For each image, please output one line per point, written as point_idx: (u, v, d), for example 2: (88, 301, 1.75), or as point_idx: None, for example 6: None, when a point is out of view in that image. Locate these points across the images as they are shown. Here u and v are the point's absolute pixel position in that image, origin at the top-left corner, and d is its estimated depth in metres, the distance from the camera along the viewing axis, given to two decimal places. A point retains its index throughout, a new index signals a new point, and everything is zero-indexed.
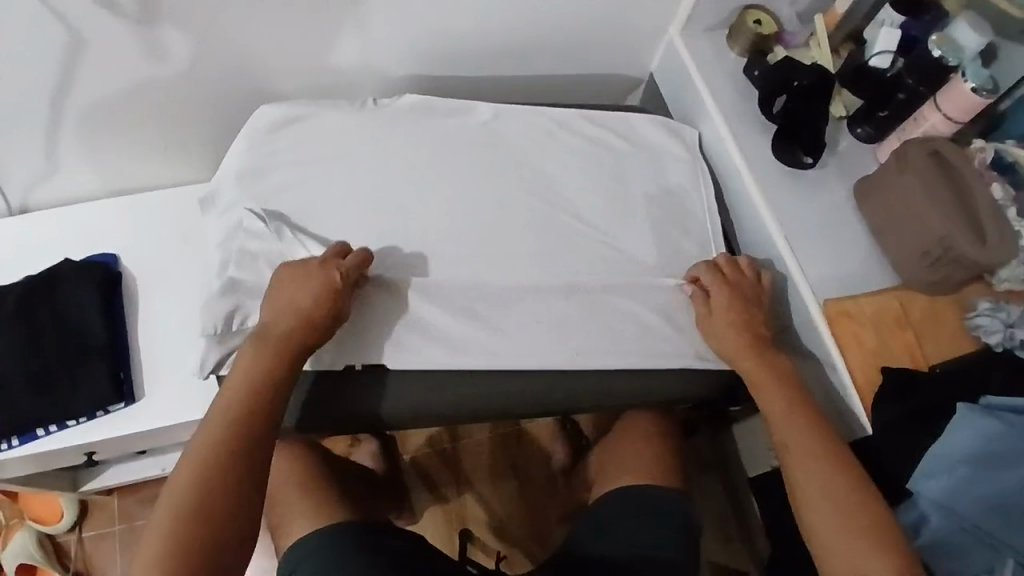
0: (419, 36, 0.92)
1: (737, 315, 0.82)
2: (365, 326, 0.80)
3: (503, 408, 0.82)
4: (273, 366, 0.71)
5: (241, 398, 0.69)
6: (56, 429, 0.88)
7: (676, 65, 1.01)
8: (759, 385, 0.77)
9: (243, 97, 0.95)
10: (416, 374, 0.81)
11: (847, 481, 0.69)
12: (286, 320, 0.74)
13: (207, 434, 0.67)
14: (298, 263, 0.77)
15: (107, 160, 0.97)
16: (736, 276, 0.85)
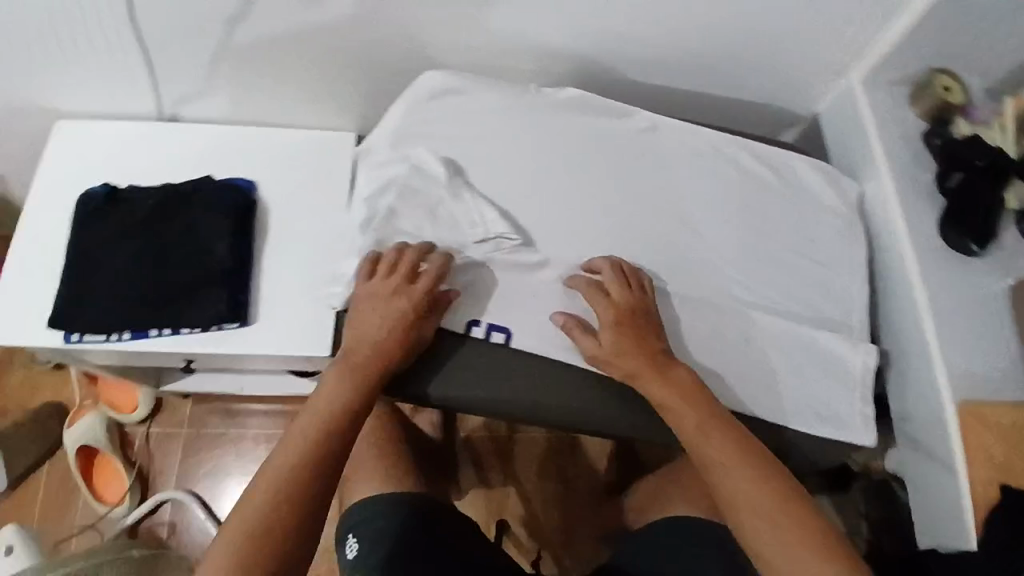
0: (590, 28, 0.87)
1: (621, 333, 0.75)
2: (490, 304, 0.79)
3: (611, 427, 0.79)
4: (349, 392, 0.71)
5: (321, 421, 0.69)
6: (168, 333, 0.89)
7: (848, 112, 0.93)
8: (667, 407, 0.71)
9: (397, 53, 0.92)
10: (501, 362, 0.78)
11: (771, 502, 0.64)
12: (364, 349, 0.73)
13: (284, 458, 0.66)
14: (372, 288, 0.76)
15: (253, 87, 0.98)
16: (615, 287, 0.77)
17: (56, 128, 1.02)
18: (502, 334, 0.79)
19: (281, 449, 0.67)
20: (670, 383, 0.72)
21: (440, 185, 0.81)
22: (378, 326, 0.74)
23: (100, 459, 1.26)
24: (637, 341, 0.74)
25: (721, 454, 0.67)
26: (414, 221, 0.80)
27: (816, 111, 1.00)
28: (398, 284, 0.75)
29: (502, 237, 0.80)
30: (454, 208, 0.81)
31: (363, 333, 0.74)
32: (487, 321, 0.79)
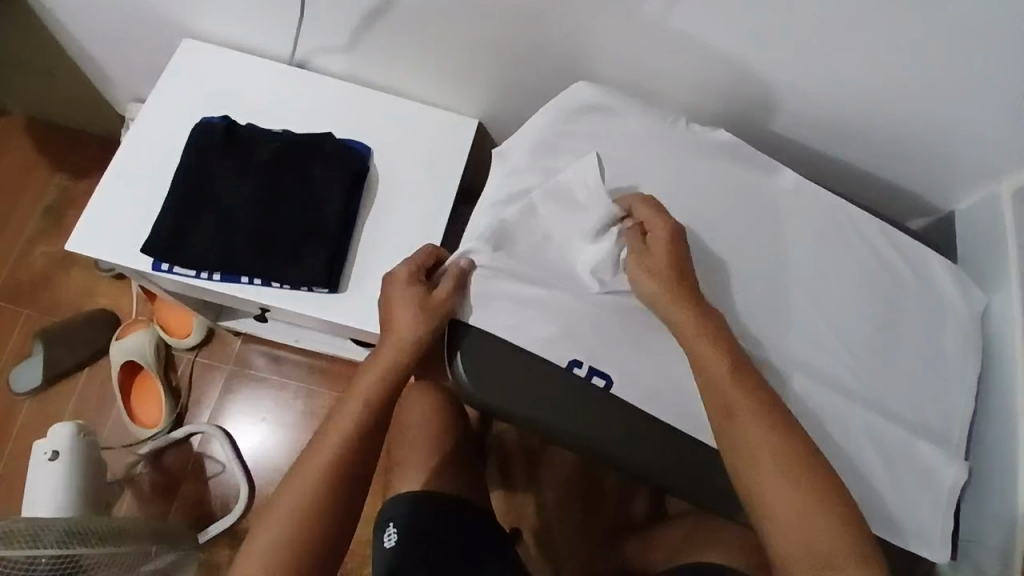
0: (753, 73, 0.85)
1: (668, 253, 0.75)
2: (595, 345, 0.75)
3: (696, 492, 0.72)
4: (354, 422, 0.73)
5: (330, 453, 0.72)
6: (258, 283, 0.88)
7: (988, 218, 0.89)
8: (686, 332, 0.73)
9: (547, 52, 0.90)
10: (554, 383, 0.71)
11: (766, 428, 0.70)
12: (364, 382, 0.75)
13: (300, 487, 0.71)
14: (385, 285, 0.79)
15: (391, 51, 0.96)
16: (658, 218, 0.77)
17: (185, 46, 1.01)
18: (603, 379, 0.73)
19: (298, 476, 0.72)
20: (705, 326, 0.73)
21: (583, 211, 0.78)
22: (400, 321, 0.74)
23: (142, 376, 1.26)
24: (679, 272, 0.74)
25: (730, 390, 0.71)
26: (544, 240, 0.77)
27: (954, 207, 0.96)
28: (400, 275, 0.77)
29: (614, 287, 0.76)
30: (588, 237, 0.77)
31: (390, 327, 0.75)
32: (588, 363, 0.74)
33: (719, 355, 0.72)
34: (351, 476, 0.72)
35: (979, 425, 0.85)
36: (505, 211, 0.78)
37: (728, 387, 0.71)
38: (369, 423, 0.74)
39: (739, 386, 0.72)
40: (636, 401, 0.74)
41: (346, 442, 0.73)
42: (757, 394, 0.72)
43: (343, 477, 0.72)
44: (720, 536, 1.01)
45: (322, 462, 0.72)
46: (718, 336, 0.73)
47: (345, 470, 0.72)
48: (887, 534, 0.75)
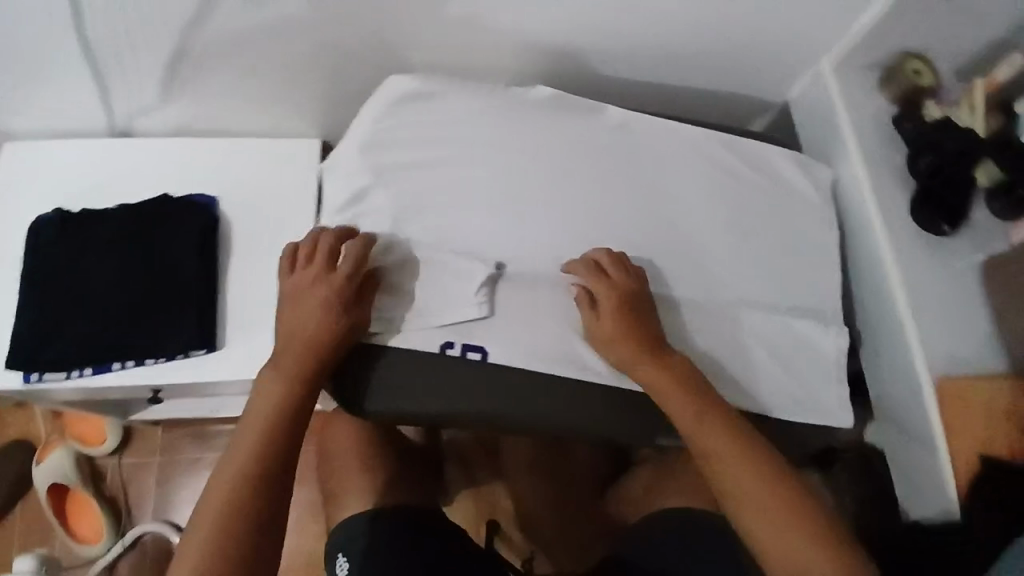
0: (558, 27, 0.86)
1: (623, 323, 0.75)
2: (467, 323, 0.76)
3: (606, 431, 0.77)
4: (267, 437, 0.67)
5: (244, 470, 0.65)
6: (133, 365, 0.86)
7: (822, 100, 0.93)
8: (661, 392, 0.73)
9: (362, 60, 0.90)
10: (444, 374, 0.74)
11: (728, 448, 0.70)
12: (261, 407, 0.68)
13: (212, 505, 0.63)
14: (300, 277, 0.73)
15: (212, 98, 0.95)
16: (594, 282, 0.77)
17: (1, 149, 0.97)
18: (477, 353, 0.75)
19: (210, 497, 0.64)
20: (665, 380, 0.73)
21: (426, 203, 0.78)
22: (308, 307, 0.71)
23: (73, 496, 1.21)
24: (631, 321, 0.75)
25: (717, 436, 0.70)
26: (398, 250, 0.77)
27: (786, 100, 1.01)
28: (324, 269, 0.73)
29: (463, 269, 0.77)
30: (439, 233, 0.78)
31: (295, 316, 0.72)
32: (462, 341, 0.75)
33: (676, 397, 0.72)
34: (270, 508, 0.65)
35: (855, 289, 0.92)
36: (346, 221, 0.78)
37: (697, 430, 0.71)
38: (283, 435, 0.67)
39: (693, 419, 0.71)
40: (524, 364, 0.76)
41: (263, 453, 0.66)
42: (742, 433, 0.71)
43: (263, 493, 0.65)
44: (679, 472, 1.03)
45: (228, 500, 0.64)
46: (694, 383, 0.73)
47: (263, 484, 0.65)
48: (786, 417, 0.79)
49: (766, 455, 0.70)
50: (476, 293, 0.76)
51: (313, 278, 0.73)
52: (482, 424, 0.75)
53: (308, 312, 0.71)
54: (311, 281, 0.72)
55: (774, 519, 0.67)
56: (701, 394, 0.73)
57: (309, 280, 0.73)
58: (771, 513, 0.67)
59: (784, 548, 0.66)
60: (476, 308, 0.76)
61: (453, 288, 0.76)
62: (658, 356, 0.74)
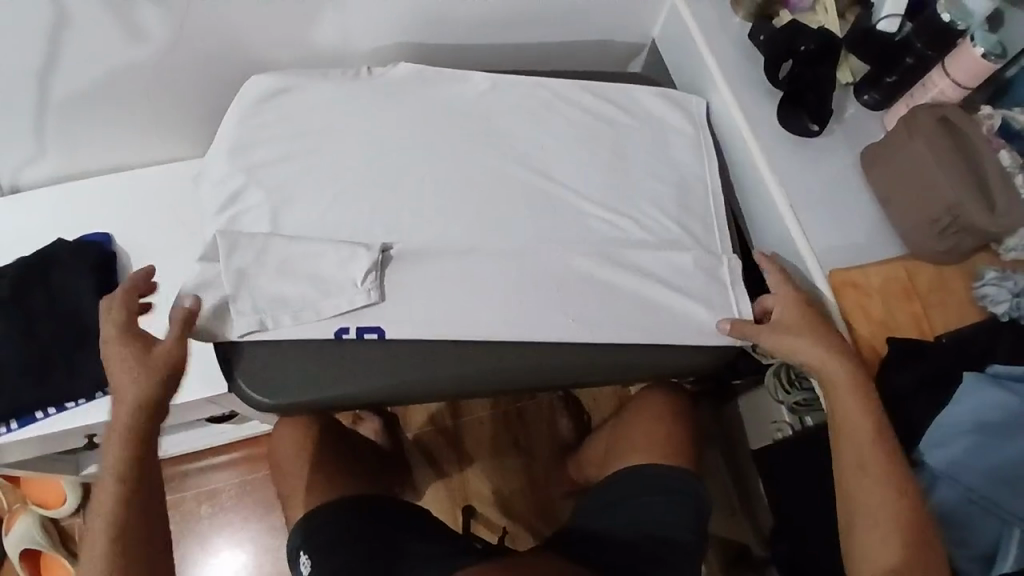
0: (412, 4, 0.90)
1: (814, 330, 0.77)
2: (357, 309, 0.77)
3: (519, 377, 0.78)
4: (123, 488, 0.68)
5: (114, 523, 0.67)
6: (55, 412, 0.87)
7: (678, 32, 1.02)
8: (834, 400, 0.75)
9: (234, 71, 0.94)
10: (341, 356, 0.76)
11: (880, 455, 0.73)
12: (109, 470, 0.69)
13: (88, 569, 0.66)
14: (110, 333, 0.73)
15: (93, 138, 0.96)
16: (783, 288, 0.81)
17: None
18: (375, 332, 0.76)
19: (87, 563, 0.66)
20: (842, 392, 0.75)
21: (303, 192, 0.81)
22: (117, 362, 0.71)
23: (43, 559, 1.21)
24: (819, 325, 0.78)
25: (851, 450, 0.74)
26: (278, 244, 0.77)
27: (652, 38, 1.08)
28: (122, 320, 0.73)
29: (345, 250, 0.78)
30: (318, 223, 0.80)
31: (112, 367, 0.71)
32: (355, 325, 0.76)
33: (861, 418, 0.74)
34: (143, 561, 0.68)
35: (743, 204, 0.96)
36: (221, 219, 0.79)
37: (861, 446, 0.74)
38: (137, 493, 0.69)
39: (862, 431, 0.74)
40: (420, 336, 0.77)
41: (125, 498, 0.68)
42: (886, 440, 0.74)
43: (130, 545, 0.67)
44: (632, 416, 1.08)
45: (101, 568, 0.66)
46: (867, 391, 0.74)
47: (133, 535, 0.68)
48: (685, 334, 0.82)
49: (890, 467, 0.73)
50: (363, 280, 0.77)
51: (125, 325, 0.73)
52: (390, 401, 0.76)
53: (122, 368, 0.71)
54: (121, 330, 0.72)
55: (865, 516, 0.73)
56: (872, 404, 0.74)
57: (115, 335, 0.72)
58: (868, 514, 0.73)
59: (876, 541, 0.72)
60: (365, 295, 0.76)
61: (337, 275, 0.77)
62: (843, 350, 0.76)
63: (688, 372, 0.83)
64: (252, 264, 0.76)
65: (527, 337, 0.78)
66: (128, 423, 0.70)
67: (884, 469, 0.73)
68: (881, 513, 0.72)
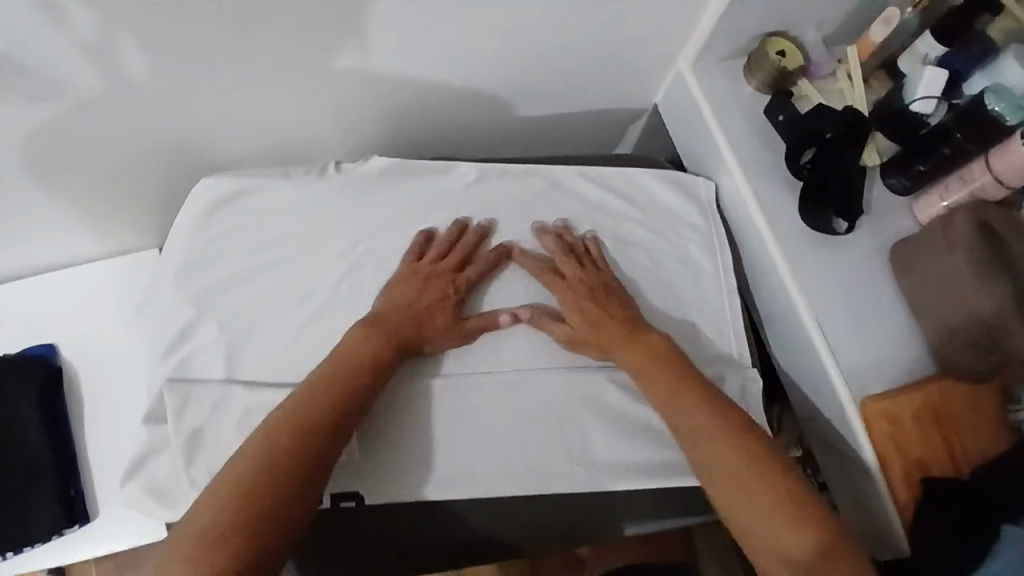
0: (386, 85, 0.80)
1: (583, 309, 0.74)
2: (334, 468, 0.69)
3: (544, 529, 0.73)
4: (336, 402, 0.64)
5: (303, 430, 0.61)
6: (11, 555, 0.82)
7: (683, 102, 0.92)
8: (643, 374, 0.71)
9: (186, 163, 0.83)
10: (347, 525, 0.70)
11: (704, 410, 0.68)
12: (325, 372, 0.65)
13: (246, 463, 0.59)
14: (422, 264, 0.74)
15: (27, 240, 0.85)
16: (566, 264, 0.76)
17: None
18: (352, 501, 0.69)
19: (248, 450, 0.60)
20: (635, 350, 0.72)
21: (267, 323, 0.71)
22: (416, 285, 0.72)
23: None
24: (593, 296, 0.75)
25: (676, 414, 0.68)
26: (237, 396, 0.68)
27: (653, 103, 0.98)
28: (438, 258, 0.75)
29: None
30: (282, 360, 0.70)
31: (409, 287, 0.72)
32: (332, 491, 0.69)
33: (663, 383, 0.70)
34: (306, 466, 0.60)
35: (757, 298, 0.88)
36: (170, 360, 0.70)
37: (669, 403, 0.69)
38: (354, 404, 0.64)
39: (663, 396, 0.69)
40: (410, 496, 0.70)
41: (289, 450, 0.60)
42: (699, 390, 0.69)
43: (309, 458, 0.60)
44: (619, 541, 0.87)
45: (258, 466, 0.58)
46: (665, 351, 0.72)
47: (312, 447, 0.61)
48: (688, 480, 0.74)
49: (725, 421, 0.67)
50: None
51: (413, 277, 0.73)
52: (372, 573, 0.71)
53: (414, 289, 0.72)
54: (427, 277, 0.73)
55: (728, 483, 0.64)
56: (673, 364, 0.71)
57: (426, 272, 0.73)
58: (724, 483, 0.64)
59: (754, 508, 0.62)
60: (344, 451, 0.68)
61: None
62: (610, 310, 0.74)
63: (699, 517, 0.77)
64: (208, 421, 0.67)
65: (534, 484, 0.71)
66: (433, 343, 0.71)
67: (717, 425, 0.66)
68: (734, 475, 0.64)
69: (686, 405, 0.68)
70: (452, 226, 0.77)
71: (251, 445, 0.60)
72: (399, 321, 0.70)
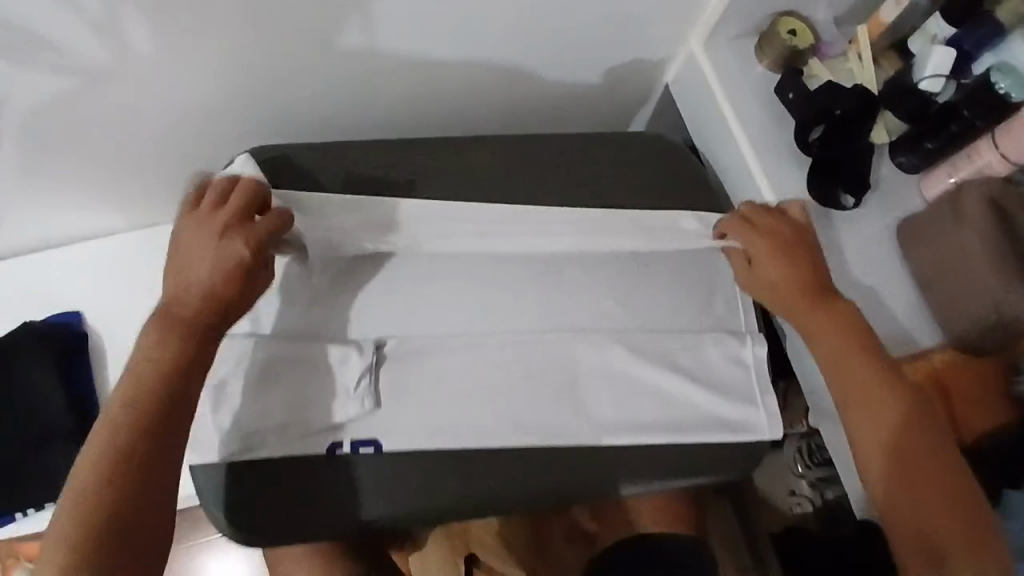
0: (402, 57, 0.82)
1: (784, 270, 0.73)
2: (348, 421, 0.69)
3: (555, 487, 0.71)
4: (122, 429, 0.59)
5: (109, 461, 0.58)
6: (36, 510, 0.85)
7: (694, 79, 0.93)
8: (822, 336, 0.70)
9: (209, 135, 0.86)
10: (350, 477, 0.68)
11: (881, 388, 0.68)
12: (122, 395, 0.61)
13: (59, 525, 0.56)
14: (195, 228, 0.66)
15: (55, 210, 0.89)
16: (765, 217, 0.76)
17: None
18: (369, 447, 0.68)
19: (60, 511, 0.57)
20: (829, 316, 0.71)
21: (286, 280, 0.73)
22: (198, 260, 0.65)
23: None
24: (800, 256, 0.73)
25: (852, 393, 0.68)
26: (262, 351, 0.70)
27: (664, 81, 1.00)
28: (223, 219, 0.66)
29: (346, 353, 0.70)
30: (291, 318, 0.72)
31: (188, 269, 0.65)
32: (349, 438, 0.68)
33: (856, 356, 0.69)
34: (123, 495, 0.57)
35: None
36: None
37: (842, 374, 0.69)
38: (132, 422, 0.59)
39: (846, 360, 0.69)
40: (419, 450, 0.69)
41: (94, 510, 0.56)
42: (878, 365, 0.69)
43: (106, 498, 0.57)
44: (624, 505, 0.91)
45: (78, 515, 0.56)
46: (854, 323, 0.71)
47: (121, 471, 0.58)
48: (695, 437, 0.72)
49: (906, 401, 0.67)
50: (357, 386, 0.69)
51: (181, 249, 0.65)
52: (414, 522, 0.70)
53: (201, 264, 0.65)
54: (206, 246, 0.65)
55: (889, 455, 0.66)
56: (862, 333, 0.70)
57: (201, 237, 0.65)
58: (876, 452, 0.66)
59: (896, 477, 0.65)
60: (359, 403, 0.69)
61: (329, 383, 0.70)
62: (818, 268, 0.73)
63: (707, 483, 0.74)
64: (234, 375, 0.69)
65: (548, 447, 0.71)
66: (220, 306, 0.64)
67: (894, 401, 0.67)
68: (893, 443, 0.66)
69: (863, 380, 0.68)
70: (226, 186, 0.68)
71: (64, 502, 0.57)
72: (184, 315, 0.64)
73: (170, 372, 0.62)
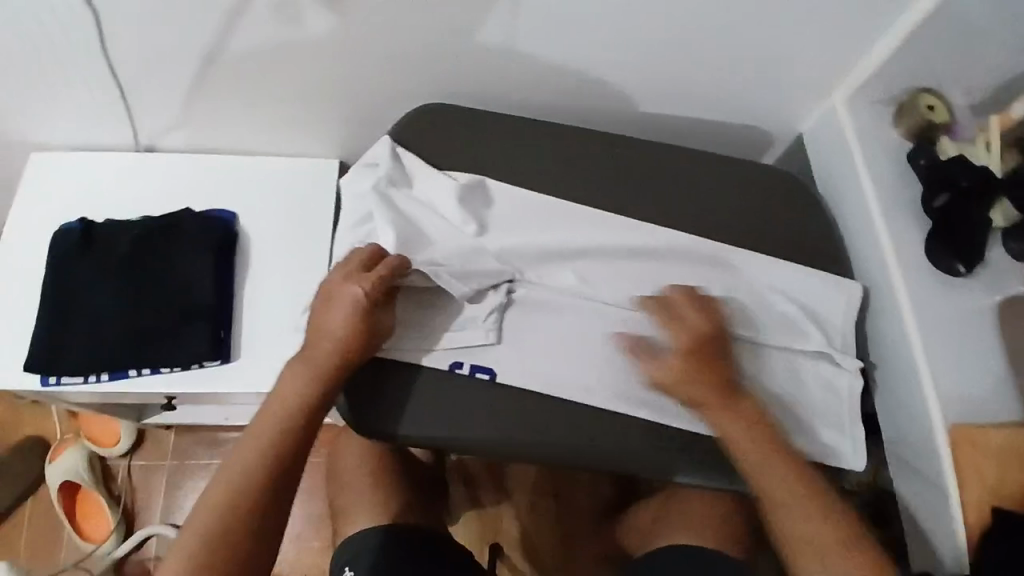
0: (576, 53, 0.90)
1: (696, 368, 0.74)
2: (474, 347, 0.79)
3: (642, 457, 0.77)
4: (266, 447, 0.68)
5: (254, 474, 0.67)
6: (148, 372, 0.90)
7: (830, 132, 0.99)
8: (739, 446, 0.71)
9: (386, 88, 0.95)
10: (472, 395, 0.77)
11: (813, 517, 0.67)
12: (270, 416, 0.70)
13: (200, 524, 0.64)
14: (339, 289, 0.75)
15: (235, 122, 0.99)
16: (688, 312, 0.78)
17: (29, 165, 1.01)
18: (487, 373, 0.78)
19: (201, 511, 0.65)
20: (744, 423, 0.72)
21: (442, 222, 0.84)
22: (339, 313, 0.73)
23: (81, 495, 1.25)
24: (712, 359, 0.74)
25: (786, 514, 0.67)
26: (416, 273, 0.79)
27: (798, 130, 1.07)
28: (364, 275, 0.75)
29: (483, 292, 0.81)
30: (447, 247, 0.82)
31: (331, 316, 0.74)
32: (470, 362, 0.78)
33: (806, 480, 0.69)
34: (261, 502, 0.66)
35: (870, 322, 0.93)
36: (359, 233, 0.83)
37: (763, 488, 0.69)
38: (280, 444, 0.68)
39: (782, 481, 0.69)
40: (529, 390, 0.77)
41: (234, 518, 0.64)
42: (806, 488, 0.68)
43: (247, 504, 0.65)
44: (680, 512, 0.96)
45: (217, 520, 0.64)
46: (783, 443, 0.71)
47: (265, 483, 0.67)
48: (778, 444, 0.79)
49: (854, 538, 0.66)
50: (485, 319, 0.80)
51: (324, 303, 0.75)
52: (506, 451, 0.76)
53: (342, 316, 0.73)
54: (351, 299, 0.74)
55: None
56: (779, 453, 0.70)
57: (345, 292, 0.74)
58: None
59: None
60: (484, 334, 0.79)
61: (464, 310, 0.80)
62: (730, 371, 0.74)
63: None
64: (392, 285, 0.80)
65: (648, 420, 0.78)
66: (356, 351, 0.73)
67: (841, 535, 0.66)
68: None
69: (805, 507, 0.67)
70: (371, 254, 0.77)
71: (206, 503, 0.65)
72: (326, 355, 0.72)
73: (311, 405, 0.71)
